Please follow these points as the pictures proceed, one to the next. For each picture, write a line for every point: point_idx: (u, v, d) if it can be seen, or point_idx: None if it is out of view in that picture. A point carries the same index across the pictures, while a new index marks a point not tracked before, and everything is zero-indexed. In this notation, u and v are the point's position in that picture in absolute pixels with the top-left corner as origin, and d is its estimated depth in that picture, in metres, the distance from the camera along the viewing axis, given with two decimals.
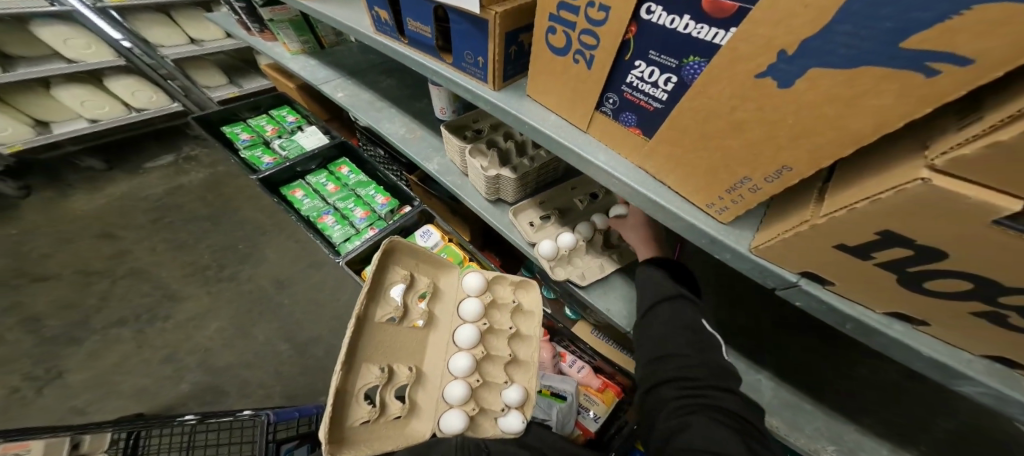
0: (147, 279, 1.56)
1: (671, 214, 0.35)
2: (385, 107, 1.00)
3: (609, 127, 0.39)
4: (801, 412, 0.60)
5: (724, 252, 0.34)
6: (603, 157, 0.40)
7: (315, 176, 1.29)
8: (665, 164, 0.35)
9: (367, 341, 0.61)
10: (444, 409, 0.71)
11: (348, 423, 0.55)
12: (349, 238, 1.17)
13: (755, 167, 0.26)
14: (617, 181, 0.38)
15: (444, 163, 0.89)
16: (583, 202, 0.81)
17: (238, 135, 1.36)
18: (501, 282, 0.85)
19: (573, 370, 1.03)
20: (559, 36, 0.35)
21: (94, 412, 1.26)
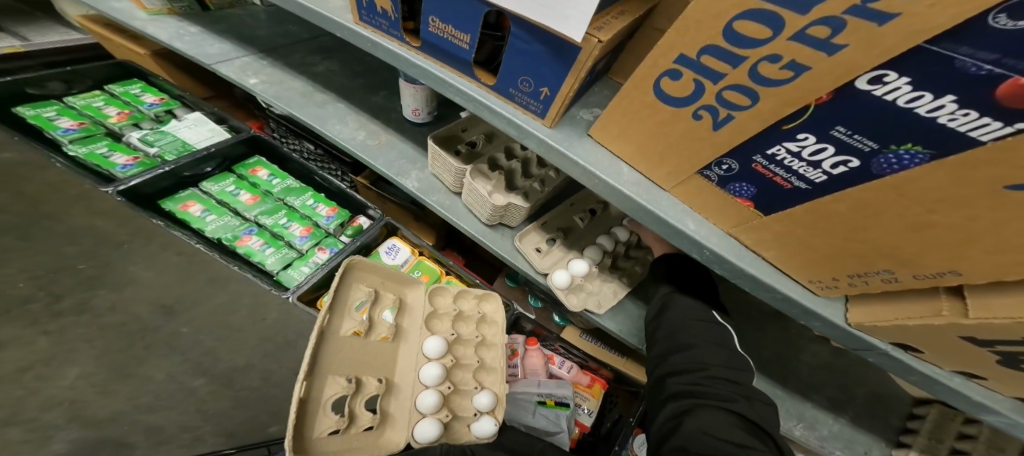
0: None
1: (772, 288, 0.40)
2: (329, 101, 0.80)
3: (705, 191, 0.39)
4: (775, 398, 0.66)
5: (814, 321, 0.39)
6: (693, 225, 0.40)
7: (216, 183, 0.98)
8: (769, 238, 0.38)
9: (330, 353, 0.51)
10: (417, 420, 0.59)
11: (313, 438, 0.46)
12: (290, 263, 0.92)
13: (900, 267, 0.30)
14: (710, 250, 0.40)
15: (424, 178, 0.75)
16: (584, 220, 0.78)
17: (54, 120, 0.92)
18: (464, 296, 0.71)
19: (563, 371, 0.99)
20: (688, 84, 0.31)
21: None
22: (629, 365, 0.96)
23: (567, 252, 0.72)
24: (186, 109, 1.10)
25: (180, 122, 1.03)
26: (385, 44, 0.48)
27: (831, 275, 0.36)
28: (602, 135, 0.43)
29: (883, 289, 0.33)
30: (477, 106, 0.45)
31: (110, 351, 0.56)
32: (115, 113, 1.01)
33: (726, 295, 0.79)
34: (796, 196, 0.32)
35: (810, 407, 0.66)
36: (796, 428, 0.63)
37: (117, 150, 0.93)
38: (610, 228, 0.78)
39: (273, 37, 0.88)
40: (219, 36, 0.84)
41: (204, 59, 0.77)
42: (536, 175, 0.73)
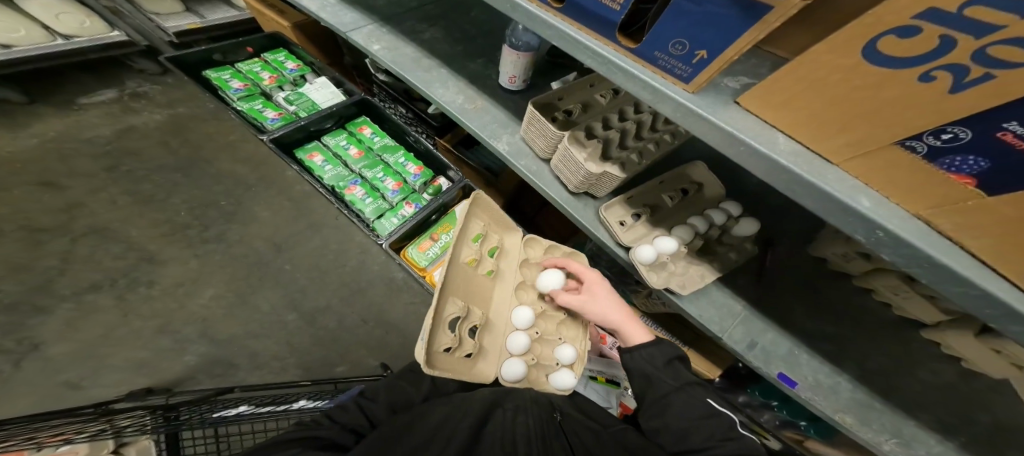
0: (118, 240, 1.12)
1: (962, 280, 0.30)
2: (434, 66, 0.86)
3: (900, 166, 0.30)
4: (870, 408, 0.57)
5: (1011, 325, 0.30)
6: (867, 202, 0.32)
7: (334, 138, 1.12)
8: (989, 226, 0.28)
9: (451, 278, 0.55)
10: (506, 358, 0.62)
11: (433, 349, 0.51)
12: (382, 214, 1.02)
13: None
14: (885, 231, 0.32)
15: (514, 143, 0.78)
16: (673, 199, 0.74)
17: (227, 82, 1.17)
18: (553, 251, 0.71)
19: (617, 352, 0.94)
20: (927, 40, 0.22)
21: (92, 386, 0.95)
22: (691, 357, 0.90)
23: (652, 230, 0.70)
24: (315, 75, 1.27)
25: (312, 85, 1.20)
26: (524, 6, 0.50)
27: None
28: (754, 102, 0.38)
29: None
30: (613, 71, 0.45)
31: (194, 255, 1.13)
32: (268, 77, 1.22)
33: (833, 299, 0.68)
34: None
35: (910, 425, 0.55)
36: (885, 442, 0.54)
37: (268, 107, 1.14)
38: (704, 210, 0.73)
39: (390, 6, 0.97)
40: (349, 6, 0.95)
41: (342, 28, 0.89)
42: (631, 146, 0.71)
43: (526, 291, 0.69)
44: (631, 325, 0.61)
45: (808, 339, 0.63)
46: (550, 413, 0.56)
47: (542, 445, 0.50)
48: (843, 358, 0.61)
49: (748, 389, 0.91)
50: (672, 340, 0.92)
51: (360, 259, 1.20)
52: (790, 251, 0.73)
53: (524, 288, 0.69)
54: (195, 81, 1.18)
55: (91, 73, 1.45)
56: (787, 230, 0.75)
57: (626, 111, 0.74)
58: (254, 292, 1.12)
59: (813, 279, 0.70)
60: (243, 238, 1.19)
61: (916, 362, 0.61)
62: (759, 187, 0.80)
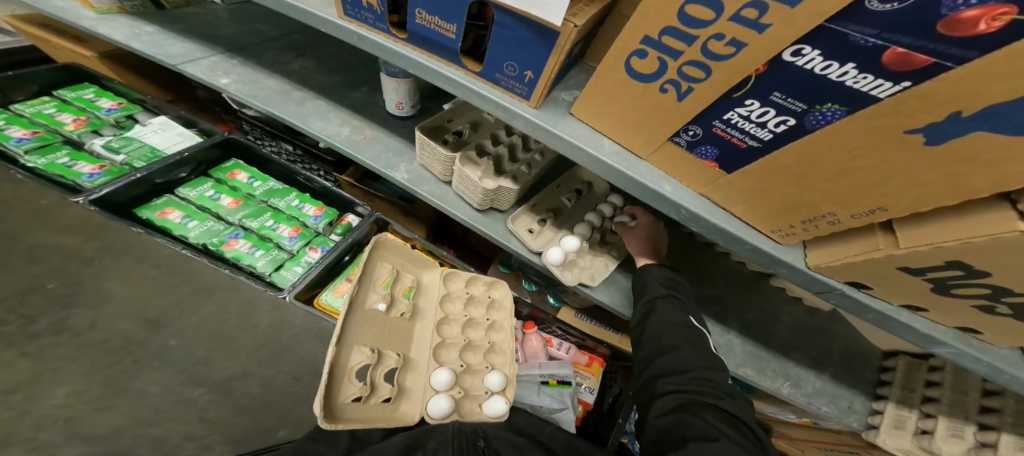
0: None
1: (741, 239, 0.41)
2: (306, 98, 0.78)
3: (676, 159, 0.40)
4: (761, 359, 0.72)
5: (780, 267, 0.41)
6: (668, 187, 0.41)
7: (194, 188, 0.95)
8: (738, 195, 0.38)
9: (358, 326, 0.53)
10: (432, 395, 0.62)
11: (339, 401, 0.48)
12: (281, 265, 0.91)
13: (844, 207, 0.32)
14: (686, 209, 0.41)
15: (414, 170, 0.75)
16: (571, 200, 0.81)
17: (3, 131, 0.85)
18: (474, 283, 0.74)
19: (562, 353, 1.07)
20: (652, 62, 0.32)
21: None
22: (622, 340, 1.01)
23: (558, 231, 0.76)
24: (148, 114, 1.05)
25: (144, 127, 0.98)
26: (371, 37, 0.45)
27: (790, 222, 0.37)
28: (582, 111, 0.42)
29: (830, 232, 0.35)
30: (465, 94, 0.43)
31: None
32: (70, 120, 0.95)
33: (712, 267, 0.83)
34: (749, 155, 0.34)
35: (792, 365, 0.73)
36: (783, 386, 0.69)
37: (80, 159, 0.87)
38: (595, 206, 0.81)
39: (241, 37, 0.85)
40: (187, 38, 0.80)
41: (169, 60, 0.73)
42: (522, 159, 0.75)
43: (449, 325, 0.70)
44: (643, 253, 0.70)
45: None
46: (472, 441, 0.61)
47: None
48: (718, 314, 0.77)
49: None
50: (601, 327, 1.03)
51: None
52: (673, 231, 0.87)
53: (448, 323, 0.70)
54: None
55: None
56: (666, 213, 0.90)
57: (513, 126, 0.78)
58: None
59: (695, 252, 0.85)
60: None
61: (779, 309, 0.80)
62: None
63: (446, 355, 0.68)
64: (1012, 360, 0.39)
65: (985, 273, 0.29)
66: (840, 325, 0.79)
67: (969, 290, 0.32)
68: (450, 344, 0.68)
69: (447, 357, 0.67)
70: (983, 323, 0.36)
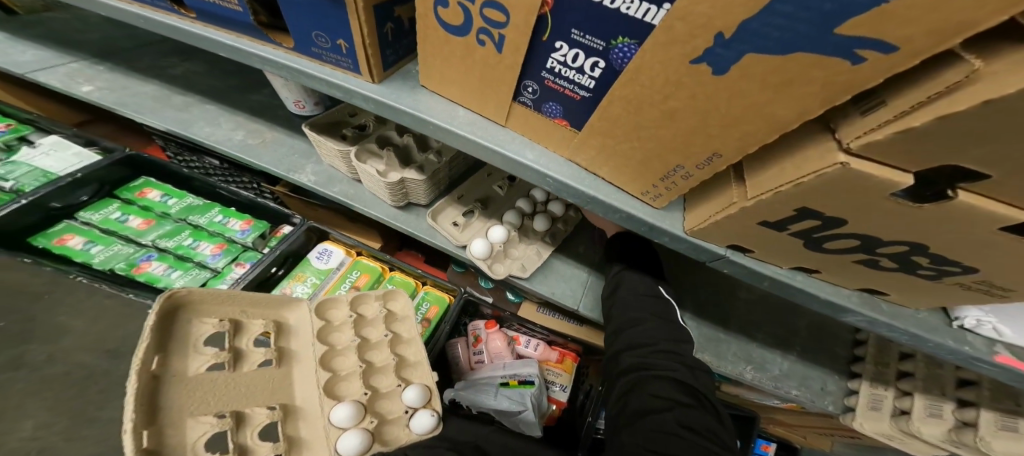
0: None
1: (611, 206, 0.36)
2: (196, 104, 0.80)
3: (532, 123, 0.36)
4: (721, 342, 0.69)
5: (661, 236, 0.37)
6: (530, 153, 0.37)
7: (97, 211, 0.90)
8: (599, 155, 0.34)
9: (174, 400, 0.44)
10: (338, 437, 0.57)
11: None
12: (204, 284, 0.85)
13: (686, 157, 0.28)
14: (551, 177, 0.36)
15: (321, 171, 0.75)
16: (502, 188, 0.77)
17: None
18: (365, 301, 0.72)
19: (530, 350, 0.99)
20: (457, 8, 0.28)
21: None
22: (590, 334, 0.97)
23: (486, 222, 0.72)
24: (42, 134, 0.99)
25: (34, 149, 0.93)
26: (184, 27, 0.44)
27: (651, 182, 0.33)
28: (431, 82, 0.38)
29: (689, 188, 0.31)
30: (294, 74, 0.42)
31: None
32: None
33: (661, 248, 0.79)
34: (588, 107, 0.30)
35: (754, 346, 0.69)
36: (746, 371, 0.66)
37: None
38: (528, 191, 0.77)
39: (125, 45, 0.90)
40: (118, 70, 0.83)
41: (19, 69, 0.78)
42: (434, 147, 0.70)
43: (342, 355, 0.65)
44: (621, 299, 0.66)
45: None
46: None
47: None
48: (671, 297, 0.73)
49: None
50: (572, 323, 0.99)
51: None
52: None
53: (339, 355, 0.65)
54: None
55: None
56: None
57: None
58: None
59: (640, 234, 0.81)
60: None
61: (732, 285, 0.76)
62: None
63: (347, 388, 0.62)
64: (925, 323, 0.35)
65: (840, 221, 0.26)
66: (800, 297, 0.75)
67: (839, 242, 0.29)
68: (347, 377, 0.63)
69: (348, 389, 0.62)
70: (879, 281, 0.33)
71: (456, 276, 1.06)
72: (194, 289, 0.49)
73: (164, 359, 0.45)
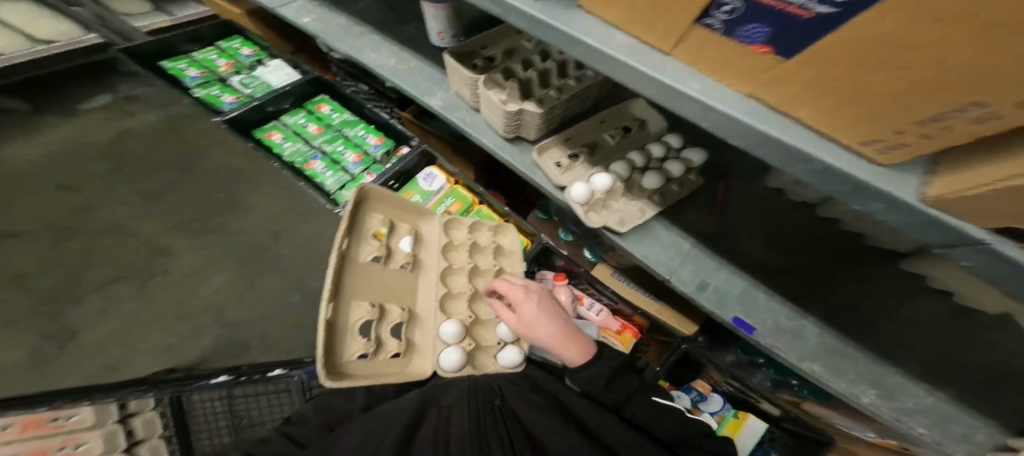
0: (135, 236, 1.30)
1: (798, 152, 0.30)
2: (367, 34, 0.92)
3: (712, 50, 0.31)
4: (845, 357, 0.56)
5: (871, 202, 0.29)
6: (697, 84, 0.33)
7: (292, 117, 1.17)
8: (802, 93, 0.27)
9: (351, 281, 0.56)
10: (443, 349, 0.66)
11: (345, 357, 0.52)
12: (344, 185, 1.07)
13: (980, 99, 0.17)
14: (715, 112, 0.32)
15: (448, 98, 0.81)
16: (614, 137, 0.73)
17: (186, 72, 1.25)
18: (481, 230, 0.80)
19: (592, 314, 0.96)
20: None
21: (123, 371, 1.15)
22: (663, 311, 0.93)
23: (590, 169, 0.69)
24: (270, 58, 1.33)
25: (265, 67, 1.26)
26: None
27: (891, 128, 0.24)
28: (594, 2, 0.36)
29: (976, 136, 0.21)
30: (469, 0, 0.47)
31: (213, 249, 1.31)
32: (223, 64, 1.29)
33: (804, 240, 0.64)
34: (815, 31, 0.23)
35: (893, 374, 0.55)
36: (864, 395, 0.53)
37: (226, 92, 1.22)
38: (645, 145, 0.71)
39: None
40: (325, 5, 0.99)
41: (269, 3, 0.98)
42: (554, 84, 0.69)
43: (455, 274, 0.74)
44: (568, 344, 0.62)
45: (762, 273, 0.61)
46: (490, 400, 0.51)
47: (475, 440, 0.46)
48: (795, 291, 0.61)
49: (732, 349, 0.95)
50: (647, 295, 0.95)
51: None
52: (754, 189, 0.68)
53: (453, 273, 0.74)
54: (156, 73, 1.26)
55: (89, 84, 1.52)
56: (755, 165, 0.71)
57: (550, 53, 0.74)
58: (258, 278, 1.29)
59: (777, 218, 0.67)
60: (244, 228, 1.35)
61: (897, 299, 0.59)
62: None
63: (455, 306, 0.72)
64: None
65: None
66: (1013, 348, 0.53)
67: None
68: (457, 295, 0.73)
69: (455, 307, 0.72)
70: None
71: (538, 222, 1.11)
72: (376, 188, 0.61)
73: (349, 243, 0.57)
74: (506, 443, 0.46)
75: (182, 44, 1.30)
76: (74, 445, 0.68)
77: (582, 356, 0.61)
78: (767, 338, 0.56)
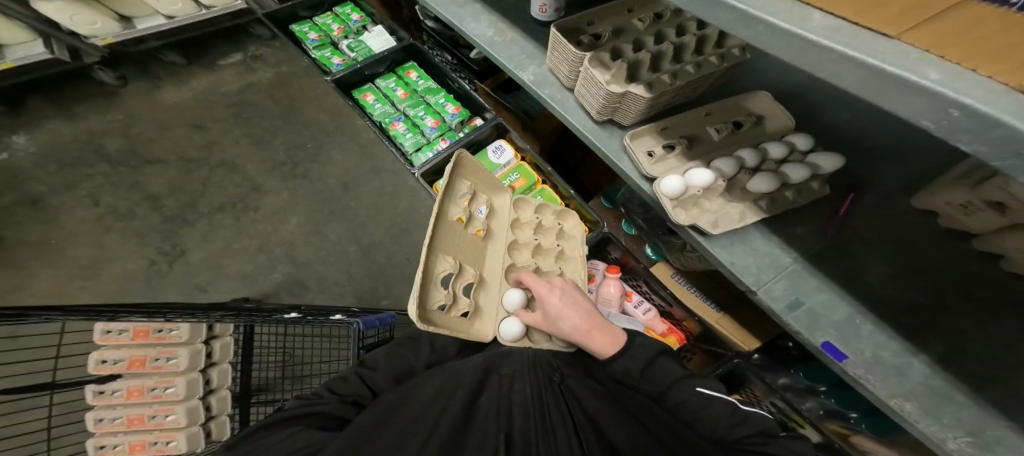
0: (236, 172, 1.46)
1: None
2: (469, 2, 0.92)
3: (981, 29, 0.18)
4: (948, 400, 0.45)
5: None
6: (937, 73, 0.22)
7: (385, 80, 1.23)
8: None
9: (442, 236, 0.56)
10: (505, 317, 0.66)
11: (430, 306, 0.53)
12: (420, 148, 1.10)
13: None
14: (960, 110, 0.21)
15: (540, 73, 0.79)
16: (720, 132, 0.66)
17: (306, 34, 1.37)
18: (545, 211, 0.81)
19: (638, 312, 0.90)
20: None
21: (212, 290, 1.30)
22: (724, 324, 0.86)
23: (685, 163, 0.64)
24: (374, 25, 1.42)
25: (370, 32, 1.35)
26: None
27: None
28: None
29: None
30: None
31: (295, 194, 1.44)
32: (336, 28, 1.40)
33: (940, 274, 0.54)
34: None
35: None
36: (952, 439, 0.43)
37: (335, 55, 1.33)
38: (760, 144, 0.64)
39: None
40: None
41: None
42: (666, 69, 0.65)
43: (519, 249, 0.74)
44: (596, 334, 0.59)
45: (880, 305, 0.52)
46: (550, 376, 0.50)
47: (538, 414, 0.42)
48: (918, 331, 0.50)
49: (792, 370, 0.83)
50: (706, 303, 0.89)
51: (411, 200, 1.44)
52: (884, 210, 0.59)
53: (518, 247, 0.74)
54: (288, 36, 1.41)
55: (222, 39, 1.70)
56: (883, 180, 0.60)
57: (665, 35, 0.70)
58: (326, 223, 1.40)
59: (908, 244, 0.56)
60: (322, 176, 1.47)
61: None
62: (844, 126, 0.66)
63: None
64: None
65: None
66: None
67: None
68: (521, 268, 0.72)
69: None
70: None
71: (600, 210, 1.07)
72: (472, 156, 0.59)
73: (444, 201, 0.57)
74: (571, 424, 0.41)
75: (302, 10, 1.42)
76: (166, 357, 0.87)
77: (612, 346, 0.58)
78: (858, 369, 0.47)
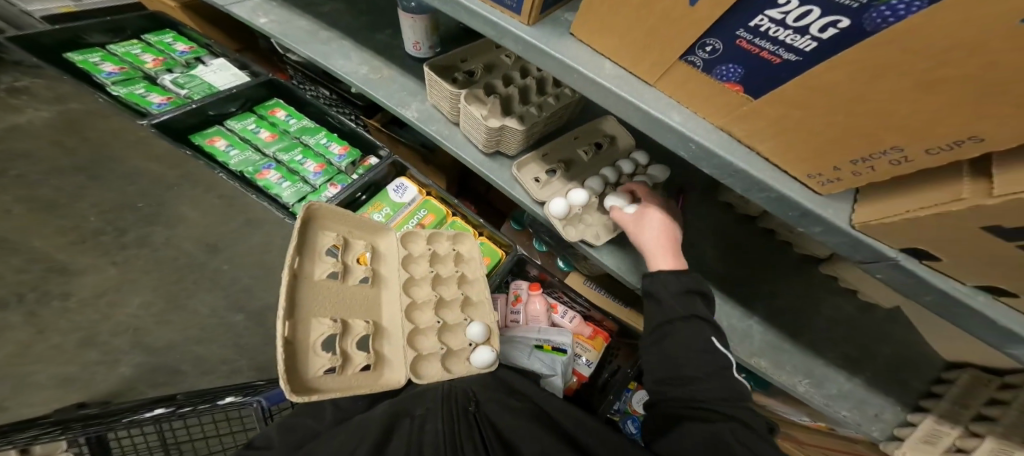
0: (16, 252, 1.07)
1: (758, 181, 0.35)
2: (334, 39, 0.88)
3: (704, 93, 0.35)
4: (783, 351, 0.61)
5: (812, 226, 0.35)
6: (679, 116, 0.37)
7: (239, 122, 1.08)
8: (764, 128, 0.33)
9: (307, 298, 0.52)
10: (412, 359, 0.62)
11: (311, 374, 0.48)
12: (304, 197, 0.99)
13: (914, 138, 0.23)
14: (696, 144, 0.36)
15: (424, 110, 0.80)
16: (587, 153, 0.76)
17: (97, 64, 1.11)
18: (438, 239, 0.79)
19: (566, 321, 0.98)
20: None
21: (11, 408, 0.93)
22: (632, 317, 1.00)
23: (567, 184, 0.71)
24: (212, 57, 1.23)
25: (207, 67, 1.17)
26: None
27: (832, 163, 0.30)
28: (584, 33, 0.39)
29: (889, 173, 0.27)
30: (455, 10, 0.46)
31: (132, 268, 1.14)
32: (150, 60, 1.17)
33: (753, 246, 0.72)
34: (784, 76, 0.28)
35: (821, 364, 0.61)
36: (800, 384, 0.58)
37: (153, 91, 1.10)
38: (615, 162, 0.75)
39: None
40: (286, 6, 0.93)
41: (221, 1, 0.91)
42: (533, 101, 0.72)
43: (417, 285, 0.72)
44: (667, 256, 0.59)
45: (721, 282, 0.67)
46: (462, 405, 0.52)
47: (449, 445, 0.45)
48: (746, 296, 0.66)
49: None
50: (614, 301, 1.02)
51: None
52: (706, 202, 0.76)
53: (415, 284, 0.72)
54: (56, 64, 1.09)
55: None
56: (707, 181, 0.78)
57: (528, 69, 0.77)
58: (190, 296, 1.14)
59: (729, 228, 0.73)
60: (169, 241, 1.19)
61: (821, 300, 0.66)
62: None
63: (420, 316, 0.70)
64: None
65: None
66: (913, 335, 0.63)
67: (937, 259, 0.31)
68: (422, 304, 0.71)
69: (421, 317, 0.70)
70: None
71: (512, 233, 1.13)
72: (327, 205, 0.57)
73: (301, 262, 0.54)
74: (482, 448, 0.46)
75: (92, 34, 1.15)
76: None
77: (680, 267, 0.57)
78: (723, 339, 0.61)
